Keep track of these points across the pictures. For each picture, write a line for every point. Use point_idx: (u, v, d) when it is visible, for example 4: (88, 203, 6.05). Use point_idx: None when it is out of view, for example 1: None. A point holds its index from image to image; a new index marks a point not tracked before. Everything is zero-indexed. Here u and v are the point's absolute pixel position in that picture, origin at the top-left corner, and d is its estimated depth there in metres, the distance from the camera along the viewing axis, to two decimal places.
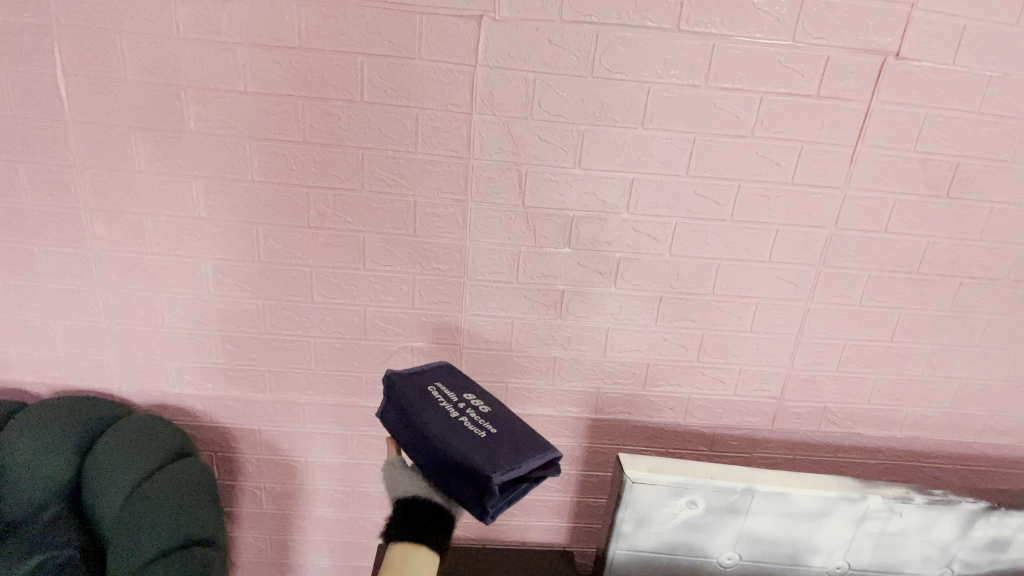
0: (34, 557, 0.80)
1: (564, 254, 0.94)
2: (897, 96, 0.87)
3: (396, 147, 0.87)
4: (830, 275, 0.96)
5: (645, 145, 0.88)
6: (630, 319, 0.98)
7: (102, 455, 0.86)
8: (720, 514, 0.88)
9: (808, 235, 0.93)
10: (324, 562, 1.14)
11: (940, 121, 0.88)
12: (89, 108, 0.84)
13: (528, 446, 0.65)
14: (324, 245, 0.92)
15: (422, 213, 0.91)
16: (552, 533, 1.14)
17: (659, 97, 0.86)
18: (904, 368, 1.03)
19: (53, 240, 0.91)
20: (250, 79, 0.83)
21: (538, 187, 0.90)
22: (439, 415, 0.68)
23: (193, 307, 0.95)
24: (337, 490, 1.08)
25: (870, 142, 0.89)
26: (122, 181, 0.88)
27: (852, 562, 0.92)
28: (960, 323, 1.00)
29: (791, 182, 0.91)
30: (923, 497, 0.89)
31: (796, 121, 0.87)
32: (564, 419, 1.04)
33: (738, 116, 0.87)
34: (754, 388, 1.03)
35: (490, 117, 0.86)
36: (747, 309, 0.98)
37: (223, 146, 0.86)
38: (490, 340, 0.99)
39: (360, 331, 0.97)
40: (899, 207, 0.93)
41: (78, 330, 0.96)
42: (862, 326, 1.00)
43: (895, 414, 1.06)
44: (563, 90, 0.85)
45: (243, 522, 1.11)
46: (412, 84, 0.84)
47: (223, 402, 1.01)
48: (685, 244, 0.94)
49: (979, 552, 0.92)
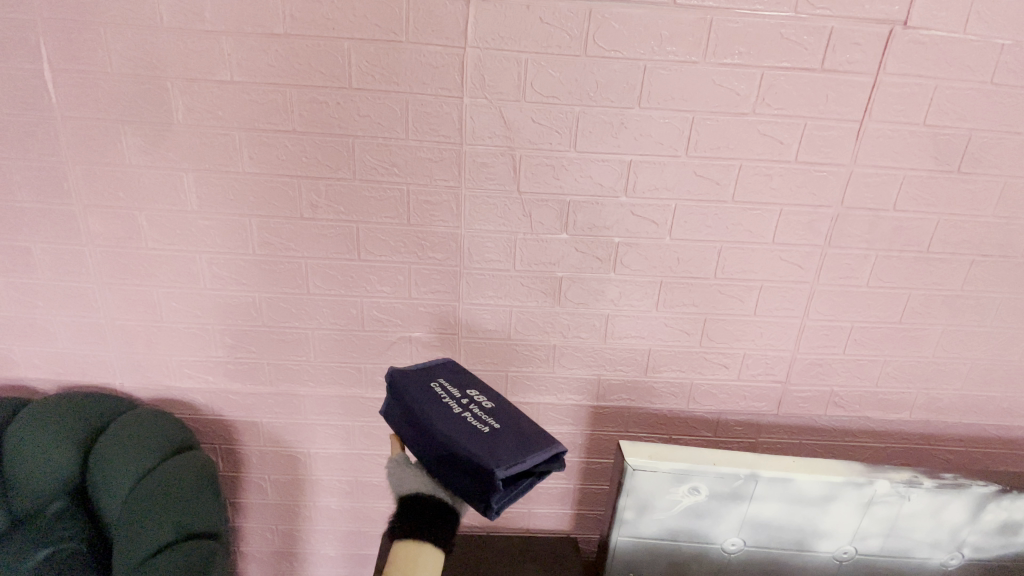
0: (43, 551, 0.82)
1: (562, 240, 0.92)
2: (905, 67, 0.83)
3: (387, 133, 0.85)
4: (835, 256, 0.93)
5: (643, 126, 0.86)
6: (631, 305, 0.96)
7: (105, 450, 0.87)
8: (723, 501, 0.87)
9: (813, 215, 0.91)
10: (331, 551, 1.16)
11: (950, 93, 0.85)
12: (78, 103, 0.84)
13: (532, 441, 0.64)
14: (319, 235, 0.91)
15: (416, 201, 0.89)
16: (557, 520, 1.14)
17: (656, 76, 0.83)
18: (913, 348, 1.00)
19: (50, 237, 0.91)
20: (235, 68, 0.82)
21: (534, 171, 0.88)
22: (442, 410, 0.68)
23: (192, 301, 0.95)
24: (341, 480, 1.08)
25: (876, 117, 0.86)
26: (115, 176, 0.87)
27: (860, 548, 0.90)
28: (972, 302, 0.97)
29: (794, 160, 0.88)
30: (933, 481, 0.87)
31: (799, 96, 0.84)
32: (566, 407, 1.03)
33: (739, 93, 0.84)
34: (758, 373, 1.01)
35: (481, 100, 0.84)
36: (750, 293, 0.96)
37: (212, 138, 0.85)
38: (489, 329, 0.98)
39: (358, 322, 0.96)
40: (908, 184, 0.89)
41: (78, 326, 0.96)
42: (870, 308, 0.97)
43: (904, 396, 1.04)
44: (557, 71, 0.82)
45: (250, 513, 1.12)
46: (400, 68, 0.82)
47: (224, 396, 1.02)
48: (685, 228, 0.91)
49: (990, 536, 0.91)
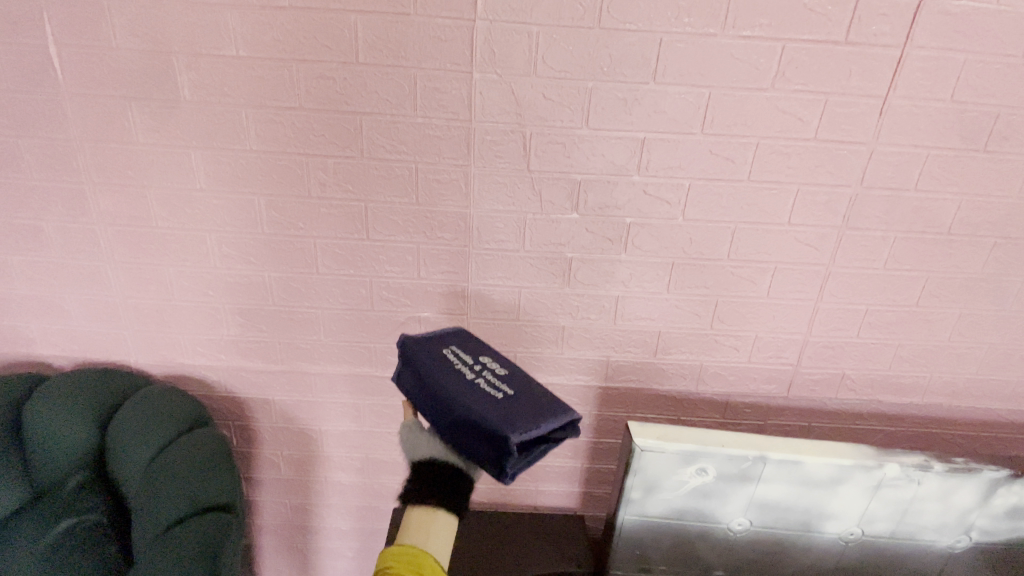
0: (61, 523, 0.85)
1: (572, 220, 0.91)
2: (934, 40, 0.80)
3: (395, 110, 0.84)
4: (853, 238, 0.91)
5: (657, 101, 0.83)
6: (641, 287, 0.95)
7: (122, 425, 0.89)
8: (731, 482, 0.87)
9: (830, 195, 0.88)
10: (343, 525, 1.18)
11: (979, 68, 0.81)
12: (83, 79, 0.83)
13: (546, 407, 0.64)
14: (327, 215, 0.90)
15: (424, 179, 0.88)
16: (564, 498, 1.15)
17: (672, 49, 0.80)
18: (928, 332, 0.98)
19: (62, 215, 0.91)
20: (241, 42, 0.80)
21: (544, 149, 0.86)
22: (455, 376, 0.68)
23: (202, 279, 0.95)
24: (352, 456, 1.10)
25: (901, 93, 0.82)
26: (122, 153, 0.87)
27: (866, 530, 0.90)
28: (991, 286, 0.95)
29: (814, 138, 0.85)
30: (944, 465, 0.87)
31: (821, 71, 0.81)
32: (574, 387, 1.03)
33: (758, 67, 0.81)
34: (769, 356, 1.00)
35: (492, 76, 0.82)
36: (764, 275, 0.94)
37: (218, 116, 0.84)
38: (498, 310, 0.97)
39: (367, 302, 0.97)
40: (931, 163, 0.86)
41: (92, 303, 0.97)
42: (886, 291, 0.95)
43: (917, 380, 1.03)
44: (569, 44, 0.80)
45: (263, 487, 1.15)
46: (408, 42, 0.80)
47: (236, 373, 1.03)
48: (698, 208, 0.89)
49: (999, 520, 0.90)
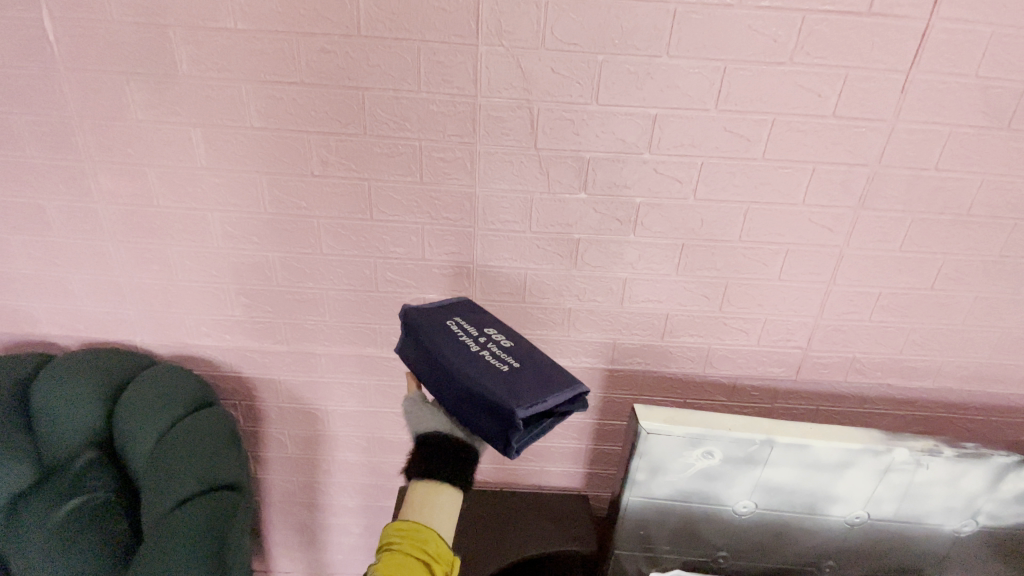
0: (69, 501, 0.85)
1: (580, 200, 0.88)
2: (962, 10, 0.76)
3: (398, 85, 0.81)
4: (868, 219, 0.89)
5: (670, 76, 0.80)
6: (650, 268, 0.94)
7: (129, 405, 0.89)
8: (737, 465, 0.87)
9: (847, 174, 0.86)
10: (350, 503, 1.20)
11: (1008, 41, 0.77)
12: (79, 53, 0.80)
13: (552, 380, 0.63)
14: (330, 194, 0.89)
15: (428, 157, 0.86)
16: (569, 478, 1.16)
17: (686, 21, 0.77)
18: (942, 315, 0.97)
19: (63, 194, 0.90)
20: (238, 14, 0.77)
21: (551, 126, 0.84)
22: (460, 348, 0.67)
23: (205, 259, 0.94)
24: (358, 436, 1.11)
25: (924, 67, 0.79)
26: (121, 131, 0.85)
27: (872, 513, 0.90)
28: (1009, 268, 0.93)
29: (832, 115, 0.82)
30: (953, 450, 0.86)
31: (842, 43, 0.78)
32: (580, 369, 1.03)
33: (776, 40, 0.78)
34: (778, 339, 0.99)
35: (498, 49, 0.79)
36: (776, 257, 0.92)
37: (217, 92, 0.82)
38: (504, 291, 0.96)
39: (372, 283, 0.96)
40: (953, 141, 0.83)
41: (96, 283, 0.97)
42: (900, 274, 0.93)
43: (928, 364, 1.01)
44: (579, 16, 0.77)
45: (271, 465, 1.16)
46: (411, 13, 0.77)
47: (242, 353, 1.03)
48: (710, 187, 0.87)
49: (1006, 505, 0.90)
